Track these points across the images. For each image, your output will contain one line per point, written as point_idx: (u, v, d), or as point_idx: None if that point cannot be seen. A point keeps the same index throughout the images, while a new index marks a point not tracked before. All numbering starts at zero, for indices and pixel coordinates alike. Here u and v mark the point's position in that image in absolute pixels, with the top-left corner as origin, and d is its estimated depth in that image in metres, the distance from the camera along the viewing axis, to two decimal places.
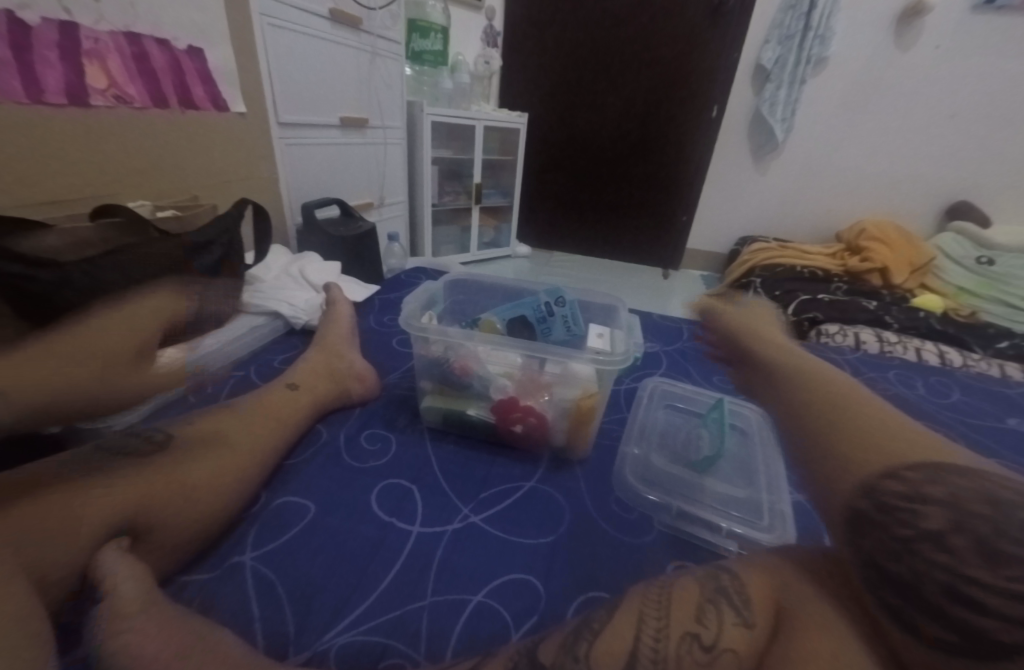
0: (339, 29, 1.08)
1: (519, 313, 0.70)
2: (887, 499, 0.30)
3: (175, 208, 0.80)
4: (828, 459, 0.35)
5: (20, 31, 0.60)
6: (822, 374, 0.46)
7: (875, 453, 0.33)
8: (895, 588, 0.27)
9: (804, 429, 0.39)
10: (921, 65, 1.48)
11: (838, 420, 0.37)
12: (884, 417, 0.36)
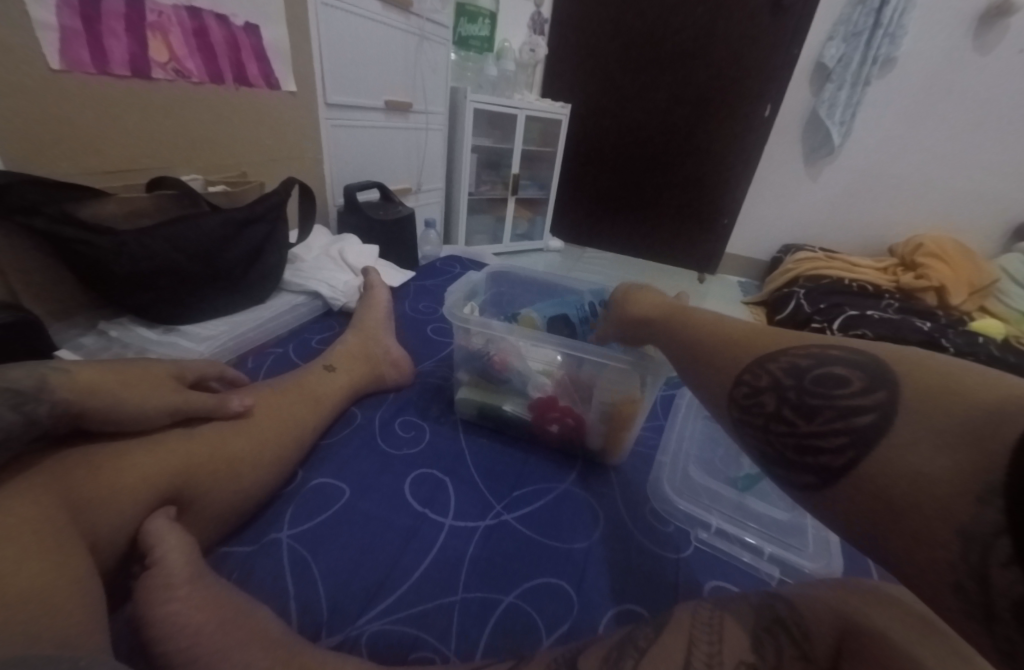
0: (389, 10, 1.07)
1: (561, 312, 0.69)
2: (744, 400, 0.36)
3: (225, 184, 0.81)
4: (703, 385, 0.40)
5: (91, 3, 0.61)
6: (696, 313, 0.46)
7: (733, 361, 0.38)
8: (779, 461, 0.33)
9: (677, 361, 0.44)
10: (997, 71, 1.39)
11: (698, 344, 0.42)
12: (727, 326, 0.41)
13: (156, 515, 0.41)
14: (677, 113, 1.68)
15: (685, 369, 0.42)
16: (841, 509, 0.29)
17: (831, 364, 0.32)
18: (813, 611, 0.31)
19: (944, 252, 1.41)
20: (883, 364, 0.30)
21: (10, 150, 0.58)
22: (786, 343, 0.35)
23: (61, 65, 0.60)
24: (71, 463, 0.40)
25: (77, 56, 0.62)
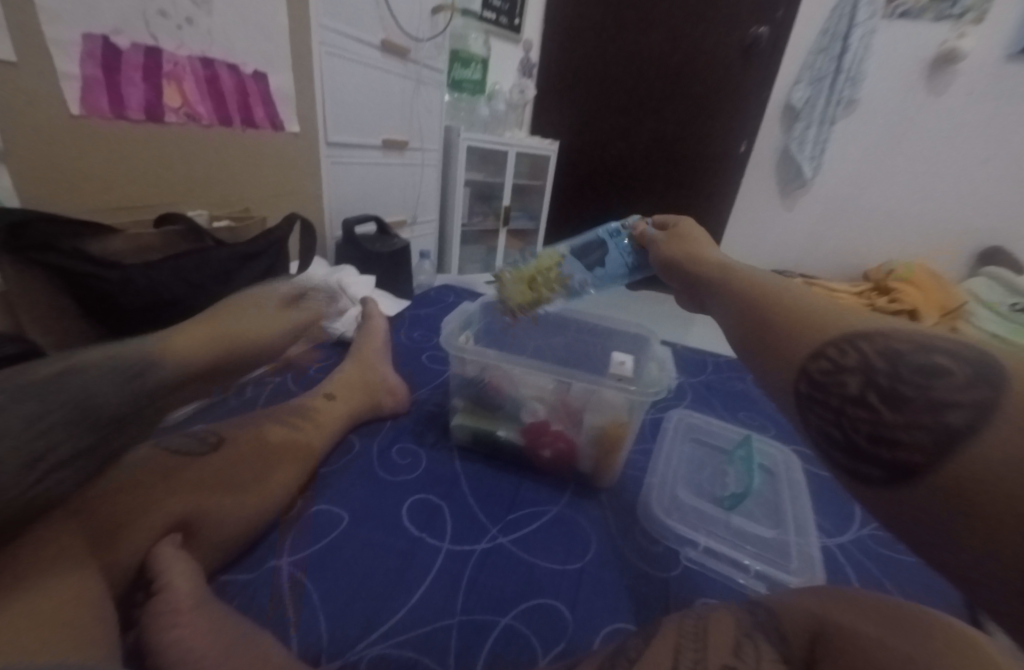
0: (388, 57, 1.14)
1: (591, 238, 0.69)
2: (815, 376, 0.28)
3: (229, 219, 0.84)
4: (761, 353, 0.32)
5: (111, 55, 0.65)
6: (757, 275, 0.39)
7: (810, 332, 0.30)
8: (838, 448, 0.27)
9: (727, 332, 0.37)
10: (951, 112, 1.51)
11: (757, 308, 0.34)
12: (803, 295, 0.33)
13: (162, 542, 0.42)
14: (661, 150, 1.77)
15: (736, 337, 0.35)
16: (907, 513, 0.23)
17: (937, 352, 0.25)
18: (789, 617, 0.33)
19: (915, 277, 1.48)
20: (1008, 363, 0.23)
21: (29, 190, 0.62)
22: (881, 321, 0.28)
23: (80, 110, 0.64)
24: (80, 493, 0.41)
25: (95, 103, 0.65)
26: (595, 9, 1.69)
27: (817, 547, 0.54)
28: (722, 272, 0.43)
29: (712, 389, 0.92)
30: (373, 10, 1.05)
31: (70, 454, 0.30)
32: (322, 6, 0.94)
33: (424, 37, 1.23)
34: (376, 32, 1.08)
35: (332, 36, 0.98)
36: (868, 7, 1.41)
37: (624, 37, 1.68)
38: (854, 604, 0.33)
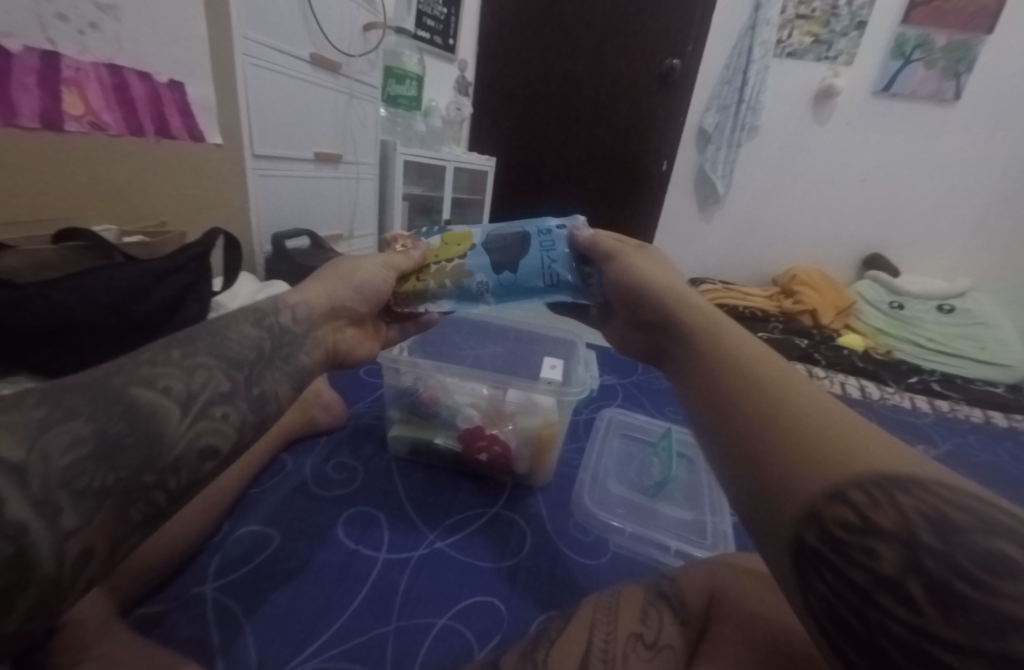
0: (318, 72, 1.14)
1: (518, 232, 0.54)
2: (830, 529, 0.22)
3: (142, 234, 0.77)
4: (759, 473, 0.25)
5: (0, 58, 0.58)
6: (750, 357, 0.31)
7: (826, 467, 0.23)
8: (858, 643, 0.21)
9: (709, 426, 0.29)
10: (836, 137, 1.72)
11: (755, 406, 0.27)
12: (810, 400, 0.26)
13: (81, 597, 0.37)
14: (591, 167, 1.86)
15: (721, 436, 0.28)
16: None
17: (998, 535, 0.19)
18: (687, 583, 0.41)
19: (814, 281, 1.66)
20: None
21: None
22: (918, 473, 0.22)
23: None
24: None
25: None
26: (525, 33, 1.76)
27: (729, 524, 0.61)
28: (699, 338, 0.35)
29: (641, 388, 0.98)
30: (300, 24, 1.04)
31: (88, 539, 0.23)
32: (245, 19, 0.92)
33: (356, 53, 1.24)
34: (305, 46, 1.08)
35: (257, 48, 0.96)
36: (763, 46, 1.58)
37: (553, 61, 1.77)
38: (737, 572, 0.42)
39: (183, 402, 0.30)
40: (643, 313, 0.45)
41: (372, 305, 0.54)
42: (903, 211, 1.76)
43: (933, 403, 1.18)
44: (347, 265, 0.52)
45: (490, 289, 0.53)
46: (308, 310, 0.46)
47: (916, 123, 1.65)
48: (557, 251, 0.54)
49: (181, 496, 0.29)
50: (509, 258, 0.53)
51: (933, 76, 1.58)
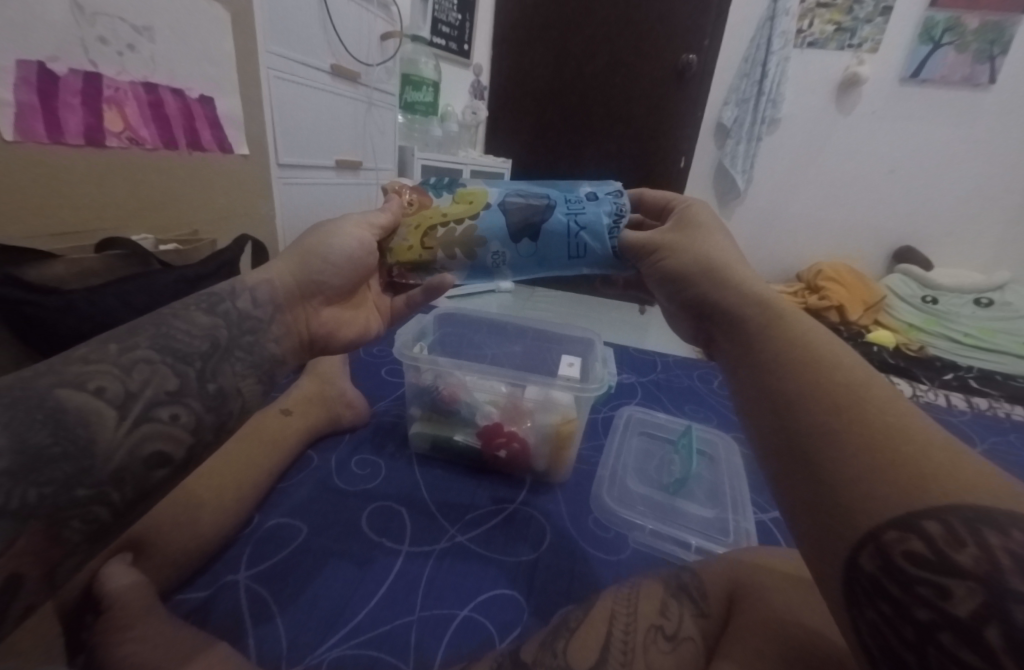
0: (338, 81, 1.17)
1: (541, 194, 0.51)
2: (893, 559, 0.22)
3: (176, 242, 0.81)
4: (824, 493, 0.25)
5: (48, 80, 0.63)
6: (823, 357, 0.30)
7: (900, 497, 0.22)
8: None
9: (771, 434, 0.29)
10: (862, 127, 1.67)
11: (831, 420, 0.26)
12: (894, 418, 0.25)
13: (112, 576, 0.40)
14: (608, 166, 1.85)
15: (787, 446, 0.27)
16: None
17: None
18: (709, 577, 0.41)
19: (841, 276, 1.61)
20: None
21: None
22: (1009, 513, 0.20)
23: (14, 135, 0.60)
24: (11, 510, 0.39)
25: (31, 128, 0.62)
26: (540, 35, 1.77)
27: (752, 522, 0.60)
28: (769, 335, 0.33)
29: (660, 386, 0.97)
30: (320, 36, 1.08)
31: (17, 559, 0.24)
32: (270, 33, 0.96)
33: (374, 62, 1.27)
34: (325, 57, 1.11)
35: (280, 61, 1.00)
36: (781, 37, 1.55)
37: (568, 62, 1.78)
38: (764, 567, 0.41)
39: (120, 405, 0.31)
40: (686, 302, 0.42)
41: (353, 278, 0.53)
42: (934, 201, 1.70)
43: (970, 400, 1.13)
44: (317, 236, 0.50)
45: (506, 262, 0.52)
46: (269, 291, 0.46)
47: (947, 109, 1.59)
48: (584, 213, 0.51)
49: (131, 505, 0.30)
50: (531, 224, 0.50)
51: (964, 59, 1.53)
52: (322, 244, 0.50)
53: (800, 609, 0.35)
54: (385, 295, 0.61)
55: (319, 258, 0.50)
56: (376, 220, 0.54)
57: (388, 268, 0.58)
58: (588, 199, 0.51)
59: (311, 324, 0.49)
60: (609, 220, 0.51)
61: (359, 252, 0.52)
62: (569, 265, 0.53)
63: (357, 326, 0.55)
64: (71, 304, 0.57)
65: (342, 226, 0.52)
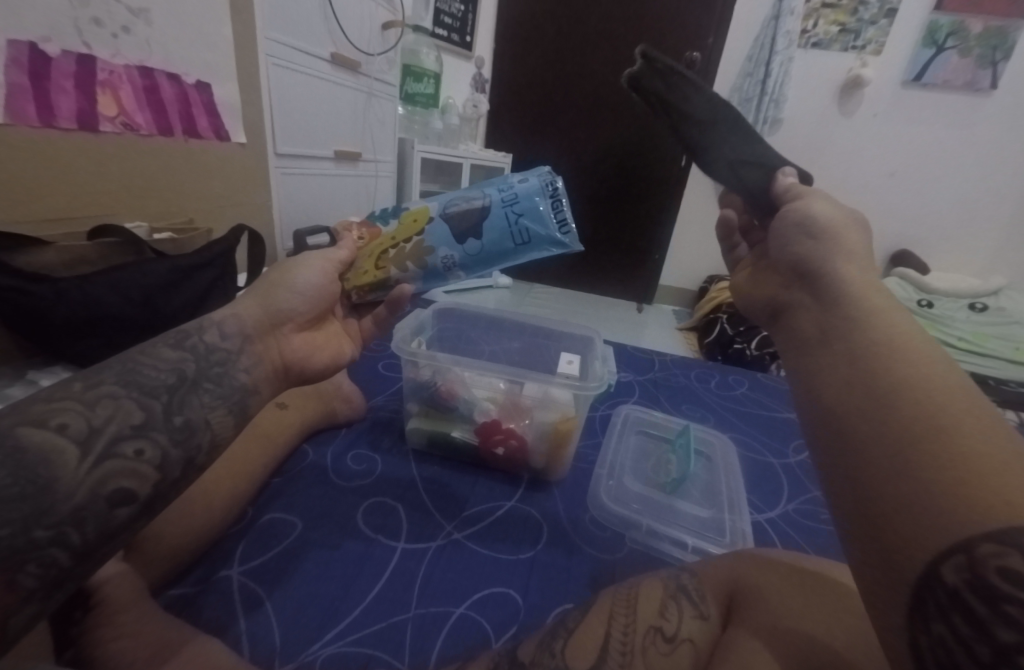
0: (338, 71, 1.15)
1: (475, 193, 0.56)
2: (981, 575, 0.17)
3: (171, 231, 0.78)
4: (900, 501, 0.21)
5: (41, 61, 0.61)
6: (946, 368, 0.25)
7: (999, 508, 0.18)
8: None
9: (838, 443, 0.25)
10: (863, 129, 1.67)
11: (910, 426, 0.23)
12: (992, 430, 0.21)
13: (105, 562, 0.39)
14: (610, 163, 1.84)
15: (857, 455, 0.24)
16: None
17: None
18: (709, 578, 0.41)
19: None
20: None
21: None
22: None
23: (5, 118, 0.59)
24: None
25: (22, 111, 0.60)
26: (543, 28, 1.75)
27: (748, 523, 0.60)
28: (851, 334, 0.30)
29: (657, 385, 0.97)
30: (321, 24, 1.06)
31: None
32: (269, 20, 0.94)
33: (375, 52, 1.25)
34: (326, 45, 1.09)
35: (280, 49, 0.98)
36: (785, 38, 1.54)
37: (571, 58, 1.77)
38: (765, 565, 0.41)
39: (83, 442, 0.30)
40: (788, 260, 0.41)
41: (321, 304, 0.51)
42: (934, 206, 1.71)
43: None
44: (280, 270, 0.50)
45: (456, 262, 0.56)
46: (238, 325, 0.43)
47: (948, 114, 1.60)
48: (519, 203, 0.55)
49: (93, 547, 0.28)
50: (470, 225, 0.55)
51: (967, 64, 1.53)
52: (282, 279, 0.49)
53: (798, 610, 0.35)
54: (351, 319, 0.59)
55: (279, 294, 0.48)
56: (332, 255, 0.54)
57: (347, 293, 0.58)
58: (518, 185, 0.55)
59: (284, 354, 0.46)
60: (542, 199, 0.55)
61: (324, 281, 0.52)
62: (516, 253, 0.56)
63: (331, 353, 0.52)
64: (62, 292, 0.56)
65: (300, 259, 0.52)
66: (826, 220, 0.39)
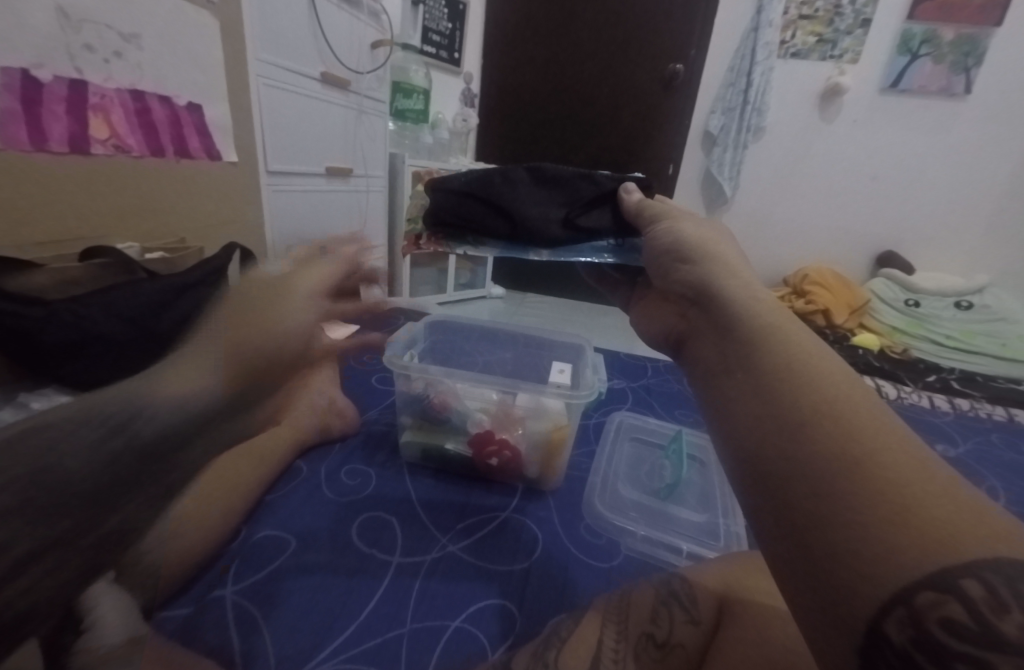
0: (329, 89, 1.17)
1: (516, 179, 0.54)
2: (926, 627, 0.18)
3: (162, 250, 0.80)
4: (836, 546, 0.21)
5: (33, 88, 0.62)
6: (824, 384, 0.26)
7: (924, 552, 0.19)
8: None
9: (762, 475, 0.25)
10: (844, 135, 1.70)
11: (833, 456, 0.23)
12: (907, 459, 0.22)
13: (111, 610, 0.38)
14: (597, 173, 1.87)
15: (783, 489, 0.24)
16: None
17: None
18: (702, 584, 0.41)
19: (826, 280, 1.62)
20: None
21: None
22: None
23: None
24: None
25: (14, 136, 0.61)
26: (530, 43, 1.79)
27: (743, 526, 0.61)
28: (754, 360, 0.30)
29: (651, 392, 0.98)
30: (311, 43, 1.08)
31: None
32: (259, 42, 0.96)
33: (364, 70, 1.27)
34: (316, 65, 1.11)
35: (270, 70, 1.00)
36: (764, 49, 1.58)
37: (558, 71, 1.80)
38: (756, 567, 0.42)
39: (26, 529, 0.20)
40: (676, 285, 0.42)
41: (300, 355, 0.34)
42: (918, 208, 1.73)
43: (954, 402, 1.17)
44: (241, 302, 0.32)
45: (538, 247, 0.55)
46: (175, 407, 0.26)
47: (927, 119, 1.63)
48: (571, 198, 0.54)
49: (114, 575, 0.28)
50: (531, 232, 0.54)
51: (941, 70, 1.57)
52: (242, 315, 0.31)
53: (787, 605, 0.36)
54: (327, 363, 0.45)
55: (241, 338, 0.29)
56: (321, 278, 0.40)
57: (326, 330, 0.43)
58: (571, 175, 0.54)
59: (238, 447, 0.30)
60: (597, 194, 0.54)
61: (305, 322, 0.34)
62: (567, 248, 0.56)
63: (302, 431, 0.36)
64: (55, 314, 0.56)
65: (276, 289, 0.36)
66: (691, 232, 0.43)
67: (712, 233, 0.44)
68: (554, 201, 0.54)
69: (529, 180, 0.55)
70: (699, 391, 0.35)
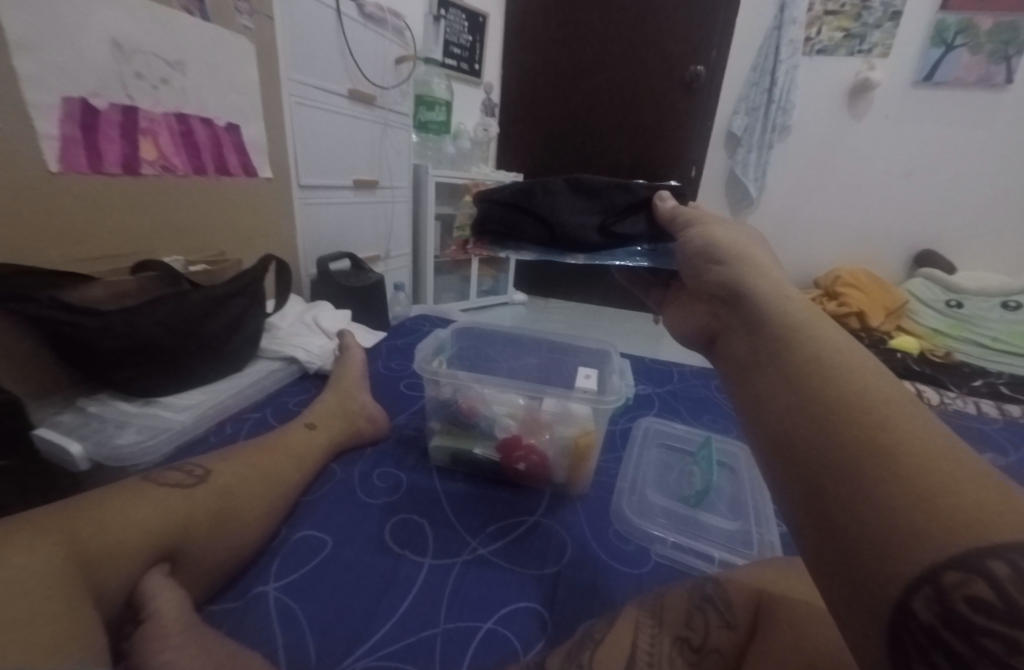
0: (356, 105, 1.21)
1: (553, 188, 0.57)
2: (953, 605, 0.19)
3: (204, 263, 0.85)
4: (861, 527, 0.21)
5: (90, 116, 0.67)
6: (853, 375, 0.26)
7: (950, 532, 0.19)
8: None
9: (790, 462, 0.26)
10: (874, 132, 1.66)
11: (857, 443, 0.23)
12: (934, 448, 0.22)
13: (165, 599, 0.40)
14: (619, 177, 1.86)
15: (808, 477, 0.25)
16: None
17: None
18: (736, 587, 0.41)
19: (859, 281, 1.57)
20: None
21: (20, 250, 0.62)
22: None
23: (59, 167, 0.64)
24: (54, 513, 0.42)
25: (73, 160, 0.66)
26: (549, 52, 1.81)
27: (777, 535, 0.60)
28: (782, 353, 0.31)
29: (678, 397, 0.97)
30: (339, 62, 1.12)
31: None
32: (291, 63, 1.01)
33: (389, 85, 1.31)
34: (344, 82, 1.15)
35: (301, 89, 1.04)
36: (789, 47, 1.55)
37: (578, 78, 1.81)
38: (792, 573, 0.41)
39: None
40: (706, 285, 0.43)
41: None
42: (957, 205, 1.66)
43: (1001, 407, 1.12)
44: None
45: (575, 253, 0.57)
46: None
47: (964, 112, 1.57)
48: (606, 205, 0.57)
49: None
50: (569, 237, 0.56)
51: (978, 61, 1.51)
52: None
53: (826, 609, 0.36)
54: None
55: None
56: None
57: None
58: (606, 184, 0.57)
59: None
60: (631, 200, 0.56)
61: None
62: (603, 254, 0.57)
63: None
64: (108, 324, 0.62)
65: None
66: (724, 234, 0.44)
67: (742, 235, 0.44)
68: (593, 209, 0.57)
69: (568, 191, 0.58)
70: (729, 384, 0.35)
